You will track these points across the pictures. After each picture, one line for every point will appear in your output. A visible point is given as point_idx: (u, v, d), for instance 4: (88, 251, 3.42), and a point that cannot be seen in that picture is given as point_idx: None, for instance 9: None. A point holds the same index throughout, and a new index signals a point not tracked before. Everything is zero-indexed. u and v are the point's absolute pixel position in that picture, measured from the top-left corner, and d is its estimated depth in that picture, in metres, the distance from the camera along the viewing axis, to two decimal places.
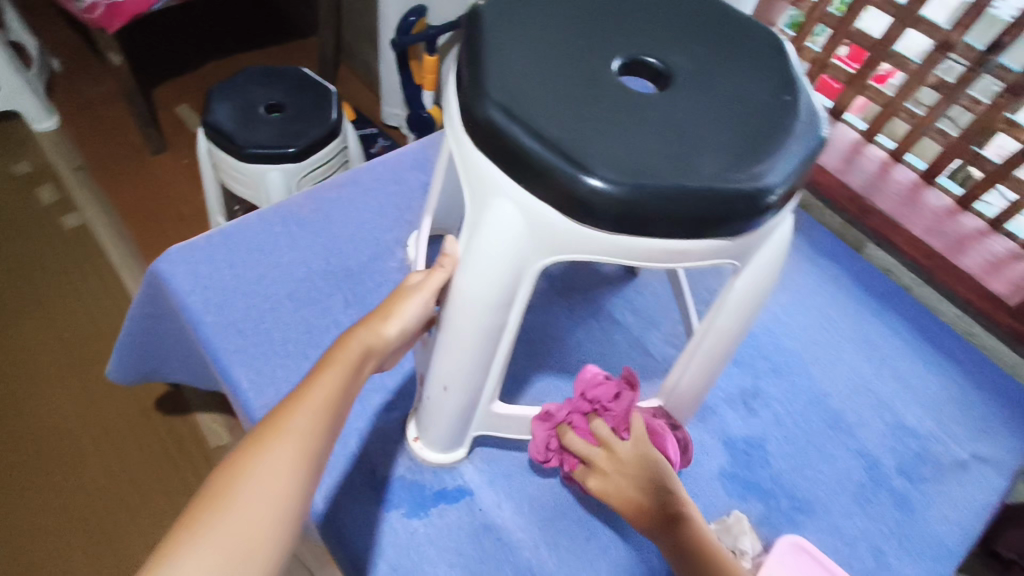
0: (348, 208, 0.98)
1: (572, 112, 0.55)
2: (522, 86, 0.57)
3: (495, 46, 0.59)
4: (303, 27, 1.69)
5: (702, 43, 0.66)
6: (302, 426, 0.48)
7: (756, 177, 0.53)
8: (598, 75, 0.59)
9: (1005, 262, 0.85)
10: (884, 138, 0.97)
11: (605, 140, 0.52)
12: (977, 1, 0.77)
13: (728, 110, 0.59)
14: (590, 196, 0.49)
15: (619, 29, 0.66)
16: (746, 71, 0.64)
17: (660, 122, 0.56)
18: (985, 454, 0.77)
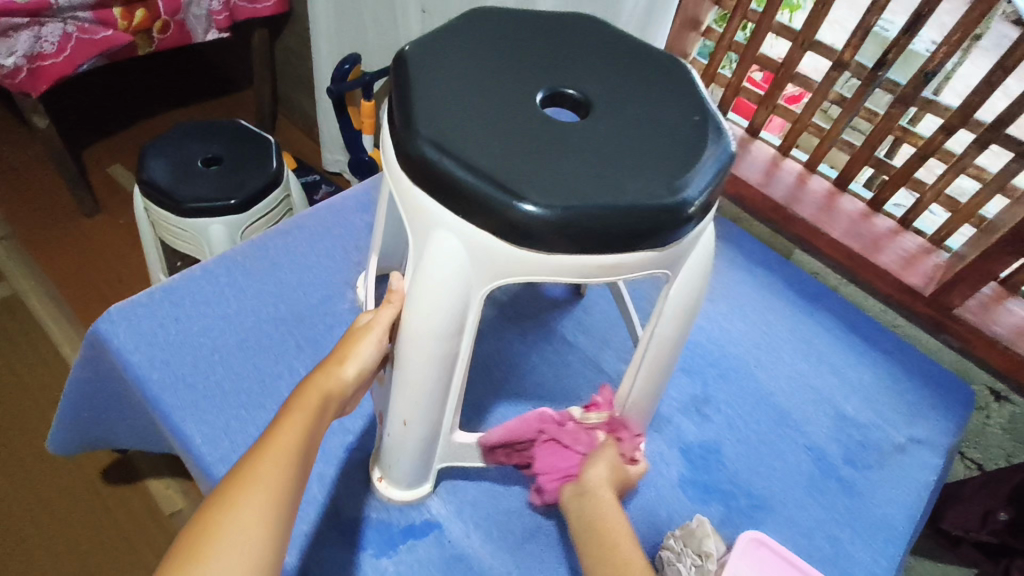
0: (291, 251, 0.80)
1: (486, 137, 0.46)
2: (427, 107, 0.47)
3: (419, 64, 0.51)
4: (237, 81, 1.73)
5: (617, 65, 0.56)
6: (265, 481, 0.42)
7: (689, 195, 0.45)
8: (515, 93, 0.50)
9: (923, 253, 0.88)
10: (796, 152, 1.00)
11: (534, 165, 0.44)
12: (862, 24, 0.83)
13: (663, 122, 0.51)
14: (525, 223, 0.42)
15: (540, 38, 0.56)
16: (662, 93, 0.54)
17: (586, 143, 0.47)
18: (920, 436, 0.79)
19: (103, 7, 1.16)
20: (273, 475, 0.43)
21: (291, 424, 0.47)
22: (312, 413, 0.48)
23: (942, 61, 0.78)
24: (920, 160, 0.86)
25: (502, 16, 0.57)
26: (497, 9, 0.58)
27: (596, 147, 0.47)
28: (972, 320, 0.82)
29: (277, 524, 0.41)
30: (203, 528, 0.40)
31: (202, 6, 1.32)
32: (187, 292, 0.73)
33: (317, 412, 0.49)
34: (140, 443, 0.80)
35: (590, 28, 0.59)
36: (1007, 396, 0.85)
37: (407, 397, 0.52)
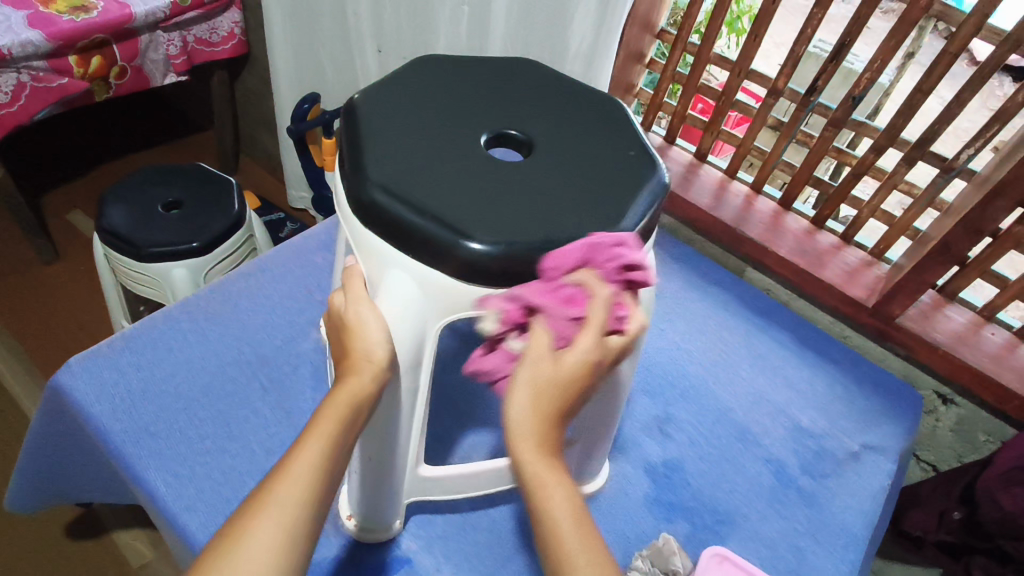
0: (253, 293, 0.81)
1: (433, 180, 0.48)
2: (376, 153, 0.49)
3: (366, 112, 0.53)
4: (199, 122, 1.74)
5: (556, 104, 0.59)
6: (284, 513, 0.36)
7: (626, 226, 0.48)
8: (461, 136, 0.52)
9: (865, 266, 0.93)
10: (743, 175, 1.05)
11: (478, 205, 0.47)
12: (791, 55, 0.89)
13: (602, 158, 0.54)
14: (472, 261, 0.44)
15: (484, 83, 0.59)
16: (599, 129, 0.57)
17: (528, 181, 0.50)
18: (873, 443, 0.82)
19: (58, 56, 1.16)
20: (294, 505, 0.36)
21: (316, 440, 0.40)
22: (339, 426, 0.41)
23: (866, 86, 0.85)
24: (855, 178, 0.91)
25: (447, 63, 0.60)
26: (443, 57, 0.61)
27: (538, 185, 0.50)
28: (914, 328, 0.86)
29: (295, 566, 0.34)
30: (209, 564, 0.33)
31: (159, 52, 1.33)
32: (149, 341, 0.73)
33: (345, 423, 0.41)
34: (104, 495, 0.79)
35: (532, 70, 0.62)
36: (953, 399, 0.90)
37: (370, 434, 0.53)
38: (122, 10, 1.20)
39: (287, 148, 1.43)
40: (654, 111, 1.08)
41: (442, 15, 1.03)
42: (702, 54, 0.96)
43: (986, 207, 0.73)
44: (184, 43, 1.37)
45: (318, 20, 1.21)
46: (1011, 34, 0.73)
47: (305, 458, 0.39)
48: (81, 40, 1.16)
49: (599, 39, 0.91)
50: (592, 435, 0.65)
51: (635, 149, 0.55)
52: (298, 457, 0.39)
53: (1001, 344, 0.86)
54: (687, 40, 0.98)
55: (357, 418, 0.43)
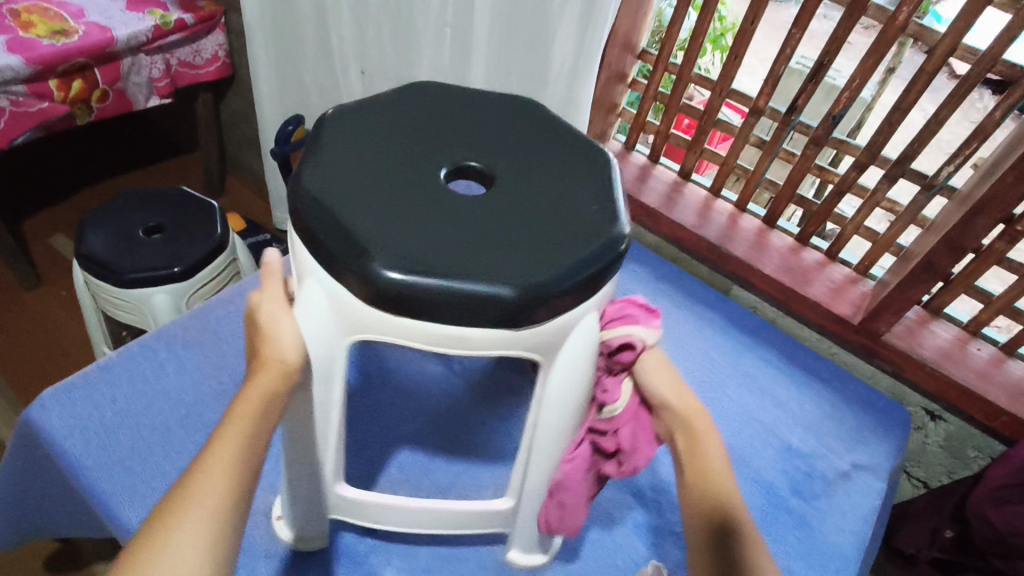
0: (233, 321, 0.80)
1: (437, 236, 0.48)
2: (340, 200, 0.49)
3: (325, 186, 0.50)
4: (183, 144, 1.74)
5: (497, 128, 0.60)
6: (207, 499, 0.40)
7: (597, 257, 0.49)
8: (429, 177, 0.53)
9: (850, 283, 0.93)
10: (727, 193, 1.05)
11: (486, 252, 0.48)
12: (771, 74, 0.89)
13: (563, 187, 0.55)
14: (501, 304, 0.45)
15: (437, 118, 0.60)
16: (548, 148, 0.59)
17: (497, 217, 0.51)
18: (863, 461, 0.82)
19: (39, 80, 1.15)
20: (216, 489, 0.41)
21: (233, 435, 0.44)
22: (252, 420, 0.46)
23: (845, 105, 0.85)
24: (838, 196, 0.92)
25: (398, 99, 0.61)
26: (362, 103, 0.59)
27: (505, 221, 0.51)
28: (901, 345, 0.86)
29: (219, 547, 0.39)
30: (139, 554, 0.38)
31: (143, 74, 1.33)
32: (126, 371, 0.72)
33: (258, 415, 0.46)
34: (81, 532, 0.76)
35: (484, 100, 0.64)
36: (941, 415, 0.89)
37: (298, 434, 0.53)
38: (104, 34, 1.20)
39: (272, 169, 1.42)
40: (638, 131, 1.08)
41: (425, 37, 1.03)
42: (683, 74, 0.97)
43: (968, 224, 0.74)
44: (168, 65, 1.37)
45: (302, 42, 1.21)
46: (985, 53, 0.74)
47: (224, 451, 0.43)
48: (62, 64, 1.16)
49: (580, 61, 0.92)
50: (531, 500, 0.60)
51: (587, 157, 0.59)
52: (216, 454, 0.43)
53: (987, 359, 0.86)
54: (668, 61, 0.99)
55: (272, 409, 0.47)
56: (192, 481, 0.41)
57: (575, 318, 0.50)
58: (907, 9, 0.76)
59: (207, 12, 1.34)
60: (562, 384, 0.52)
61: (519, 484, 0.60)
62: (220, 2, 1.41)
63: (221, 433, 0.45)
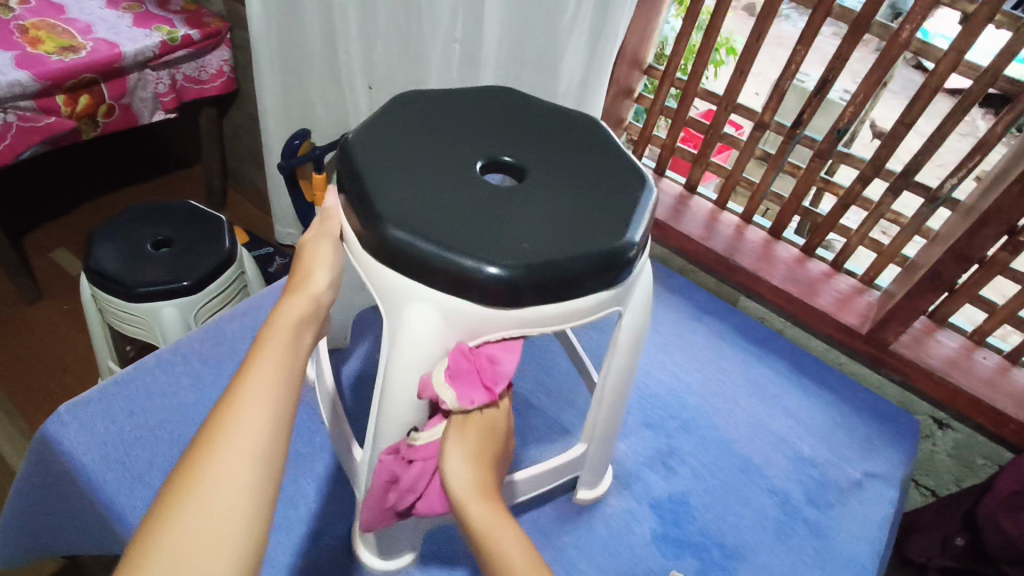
0: (250, 335, 0.80)
1: (401, 173, 0.50)
2: (389, 128, 0.55)
3: (406, 108, 0.58)
4: (185, 158, 1.74)
5: (580, 150, 0.58)
6: (256, 408, 0.44)
7: (501, 272, 0.44)
8: (460, 155, 0.54)
9: (857, 293, 0.95)
10: (732, 205, 1.06)
11: (421, 202, 0.48)
12: (777, 89, 0.91)
13: (579, 212, 0.50)
14: (383, 243, 0.46)
15: (541, 124, 0.60)
16: (611, 182, 0.54)
17: (472, 203, 0.49)
18: (874, 470, 0.82)
19: (45, 96, 1.16)
20: (265, 395, 0.45)
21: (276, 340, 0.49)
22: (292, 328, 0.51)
23: (849, 120, 0.87)
24: (842, 208, 0.93)
25: (521, 101, 0.62)
26: (506, 94, 0.63)
27: (486, 200, 0.50)
28: (909, 354, 0.87)
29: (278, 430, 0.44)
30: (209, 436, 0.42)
31: (148, 90, 1.33)
32: (143, 385, 0.72)
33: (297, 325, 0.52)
34: (91, 549, 0.75)
35: (594, 129, 0.61)
36: (949, 423, 0.90)
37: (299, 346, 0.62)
38: (111, 50, 1.20)
39: (276, 183, 1.43)
40: (644, 144, 1.09)
41: (433, 53, 1.04)
42: (689, 89, 0.99)
43: (973, 236, 0.75)
44: (174, 81, 1.37)
45: (309, 57, 1.22)
46: (987, 69, 0.76)
47: (271, 351, 0.48)
48: (69, 80, 1.16)
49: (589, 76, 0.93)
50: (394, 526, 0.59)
51: (634, 206, 0.52)
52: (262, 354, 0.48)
53: (994, 368, 0.87)
54: (675, 76, 1.00)
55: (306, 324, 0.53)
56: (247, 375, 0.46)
57: (424, 296, 0.47)
58: (910, 27, 0.78)
59: (213, 28, 1.35)
60: (403, 369, 0.48)
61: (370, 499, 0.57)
62: (225, 18, 1.43)
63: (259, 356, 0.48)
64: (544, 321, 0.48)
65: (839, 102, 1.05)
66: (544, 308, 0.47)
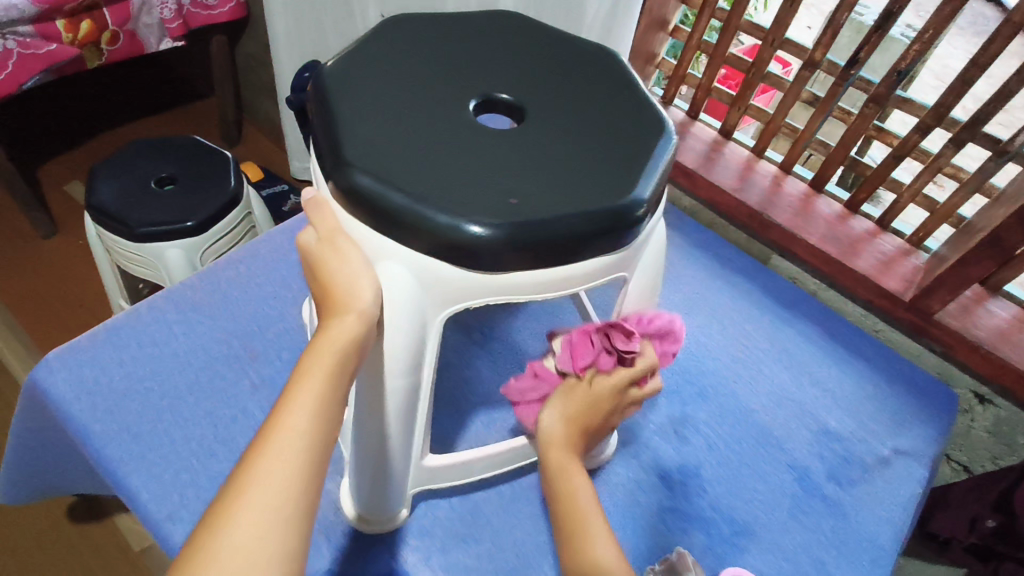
0: (246, 284, 0.76)
1: (377, 113, 0.44)
2: (369, 60, 0.48)
3: (390, 36, 0.51)
4: (198, 90, 1.68)
5: (590, 89, 0.50)
6: (289, 455, 0.36)
7: (486, 231, 0.39)
8: (447, 93, 0.47)
9: (902, 255, 0.86)
10: (771, 153, 0.96)
11: (397, 145, 0.42)
12: (831, 23, 0.80)
13: (582, 163, 0.44)
14: (350, 193, 0.40)
15: (547, 56, 0.53)
16: (622, 127, 0.47)
17: (458, 148, 0.43)
18: (905, 447, 0.77)
19: (45, 21, 1.10)
20: (298, 439, 0.37)
21: (303, 400, 0.38)
22: (327, 380, 0.39)
23: (914, 59, 0.76)
24: (895, 160, 0.84)
25: (527, 31, 0.54)
26: (507, 21, 0.55)
27: (471, 145, 0.43)
28: (954, 325, 0.80)
29: (292, 545, 0.34)
30: (199, 548, 0.33)
31: (153, 15, 1.26)
32: (135, 333, 0.69)
33: (337, 374, 0.39)
34: (94, 490, 0.76)
35: (608, 64, 0.53)
36: (991, 399, 0.84)
37: None
38: None
39: (288, 118, 1.37)
40: (677, 83, 1.00)
41: None
42: (731, 21, 0.88)
43: None
44: (179, 6, 1.30)
45: None
46: None
47: (298, 416, 0.37)
48: (67, 4, 1.10)
49: (619, 4, 0.83)
50: (391, 488, 0.55)
51: (644, 157, 0.45)
52: (286, 417, 0.37)
53: None
54: (716, 6, 0.89)
55: (350, 364, 0.40)
56: (261, 455, 0.35)
57: (398, 253, 0.42)
58: None
59: None
60: (383, 336, 0.43)
61: (354, 459, 0.54)
62: None
63: (296, 384, 0.39)
64: (532, 288, 0.43)
65: (905, 40, 0.93)
66: (536, 273, 0.42)
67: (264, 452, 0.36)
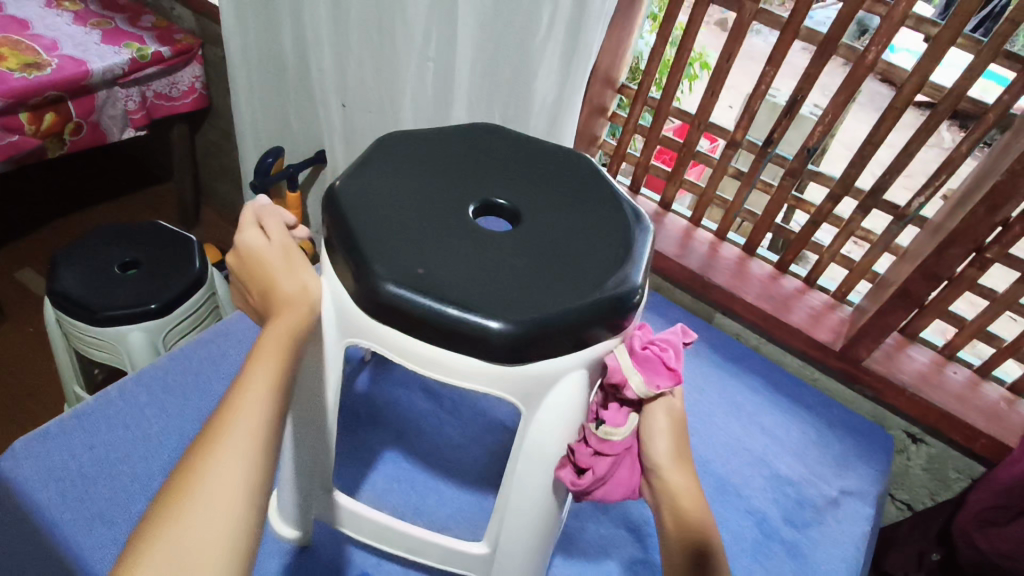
0: (219, 363, 0.78)
1: (393, 217, 0.51)
2: (387, 167, 0.56)
3: (407, 146, 0.59)
4: (156, 176, 1.71)
5: (578, 197, 0.58)
6: (249, 418, 0.43)
7: (505, 328, 0.45)
8: (454, 200, 0.54)
9: (829, 309, 0.95)
10: (707, 222, 1.06)
11: (414, 248, 0.49)
12: (747, 109, 0.92)
13: (569, 262, 0.51)
14: (364, 283, 0.47)
15: (533, 164, 0.61)
16: (603, 230, 0.54)
17: (464, 251, 0.50)
18: (851, 487, 0.83)
19: (9, 114, 1.12)
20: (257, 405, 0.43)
21: (261, 381, 0.45)
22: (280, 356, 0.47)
23: (819, 138, 0.88)
24: (814, 226, 0.94)
25: (526, 144, 0.63)
26: (505, 134, 0.64)
27: (480, 248, 0.50)
28: (881, 370, 0.88)
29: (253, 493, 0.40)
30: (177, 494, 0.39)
31: (117, 107, 1.30)
32: (105, 418, 0.70)
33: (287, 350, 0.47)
34: None
35: (589, 174, 0.61)
36: (923, 438, 0.91)
37: None
38: (78, 67, 1.18)
39: (251, 200, 1.41)
40: (618, 162, 1.10)
41: (408, 72, 1.03)
42: (662, 108, 0.99)
43: (942, 254, 0.75)
44: (143, 98, 1.35)
45: (283, 72, 1.20)
46: (951, 90, 0.76)
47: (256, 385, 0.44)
48: (33, 98, 1.13)
49: (563, 95, 0.93)
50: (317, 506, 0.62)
51: (623, 256, 0.52)
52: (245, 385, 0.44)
53: (965, 383, 0.88)
54: (648, 95, 1.01)
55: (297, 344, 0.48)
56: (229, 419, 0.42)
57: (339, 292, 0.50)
58: (876, 48, 0.78)
59: (184, 45, 1.34)
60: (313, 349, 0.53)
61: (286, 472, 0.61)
62: (198, 35, 1.41)
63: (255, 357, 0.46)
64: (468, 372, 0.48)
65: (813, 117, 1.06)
66: (511, 368, 0.47)
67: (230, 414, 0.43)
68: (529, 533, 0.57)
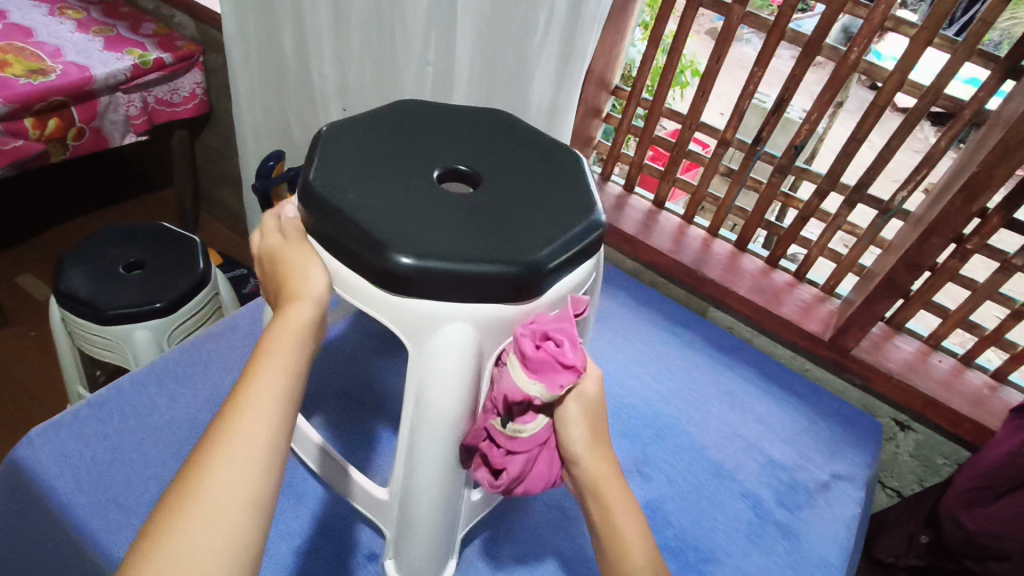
0: (227, 356, 0.80)
1: (359, 164, 0.57)
2: (373, 123, 0.62)
3: (405, 113, 0.65)
4: (155, 182, 1.73)
5: (541, 175, 0.61)
6: (259, 420, 0.43)
7: (407, 260, 0.48)
8: (421, 163, 0.59)
9: (818, 302, 0.99)
10: (699, 220, 1.09)
11: (367, 191, 0.54)
12: (736, 109, 0.95)
13: (508, 223, 0.54)
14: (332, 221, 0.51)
15: (511, 143, 0.65)
16: (553, 204, 0.57)
17: (409, 203, 0.54)
18: (842, 472, 0.86)
19: (14, 119, 1.14)
20: (267, 412, 0.44)
21: (250, 426, 0.43)
22: (292, 360, 0.47)
23: (806, 136, 0.91)
24: (803, 221, 0.97)
25: (517, 128, 0.67)
26: (501, 119, 0.68)
27: (426, 202, 0.54)
28: (870, 359, 0.91)
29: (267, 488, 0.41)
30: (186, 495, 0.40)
31: (119, 112, 1.32)
32: (117, 408, 0.71)
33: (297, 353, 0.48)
34: None
35: (564, 161, 0.64)
36: (910, 425, 0.94)
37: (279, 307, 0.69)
38: (82, 73, 1.20)
39: (252, 204, 1.43)
40: (613, 162, 1.13)
41: (407, 76, 1.06)
42: (654, 109, 1.02)
43: (923, 244, 0.79)
44: (145, 104, 1.37)
45: (284, 77, 1.23)
46: (930, 87, 0.80)
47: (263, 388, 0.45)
48: (38, 103, 1.15)
49: (559, 96, 0.96)
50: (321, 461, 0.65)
51: (558, 228, 0.54)
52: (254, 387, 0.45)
53: (949, 370, 0.91)
54: (640, 96, 1.04)
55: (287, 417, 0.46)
56: (236, 417, 0.43)
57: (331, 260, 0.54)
58: (858, 49, 0.82)
59: (185, 51, 1.36)
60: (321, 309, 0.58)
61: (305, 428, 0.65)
62: (199, 42, 1.44)
63: (259, 361, 0.46)
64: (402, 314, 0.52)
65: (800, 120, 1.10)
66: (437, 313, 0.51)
67: (237, 416, 0.43)
68: (429, 516, 0.58)
